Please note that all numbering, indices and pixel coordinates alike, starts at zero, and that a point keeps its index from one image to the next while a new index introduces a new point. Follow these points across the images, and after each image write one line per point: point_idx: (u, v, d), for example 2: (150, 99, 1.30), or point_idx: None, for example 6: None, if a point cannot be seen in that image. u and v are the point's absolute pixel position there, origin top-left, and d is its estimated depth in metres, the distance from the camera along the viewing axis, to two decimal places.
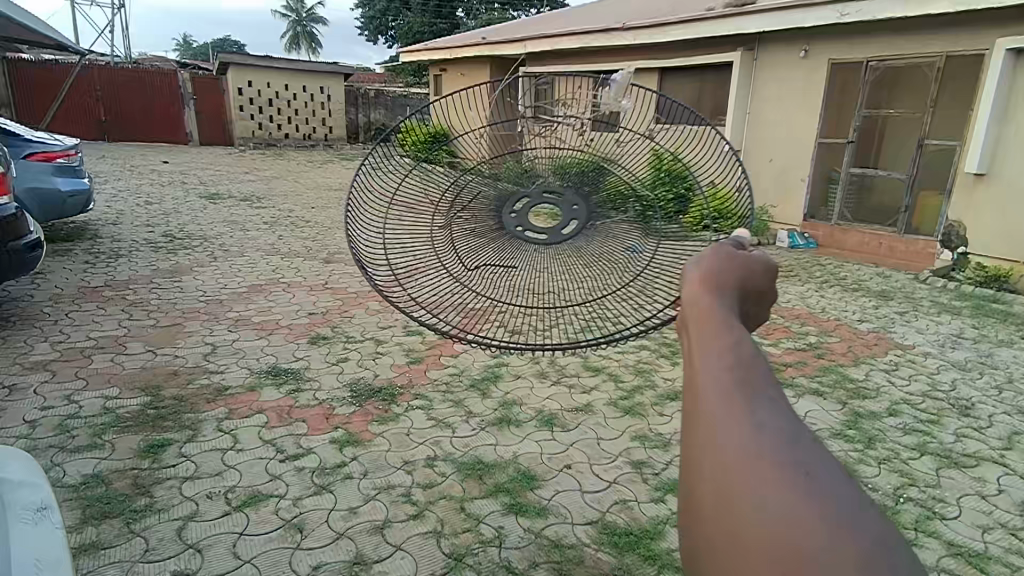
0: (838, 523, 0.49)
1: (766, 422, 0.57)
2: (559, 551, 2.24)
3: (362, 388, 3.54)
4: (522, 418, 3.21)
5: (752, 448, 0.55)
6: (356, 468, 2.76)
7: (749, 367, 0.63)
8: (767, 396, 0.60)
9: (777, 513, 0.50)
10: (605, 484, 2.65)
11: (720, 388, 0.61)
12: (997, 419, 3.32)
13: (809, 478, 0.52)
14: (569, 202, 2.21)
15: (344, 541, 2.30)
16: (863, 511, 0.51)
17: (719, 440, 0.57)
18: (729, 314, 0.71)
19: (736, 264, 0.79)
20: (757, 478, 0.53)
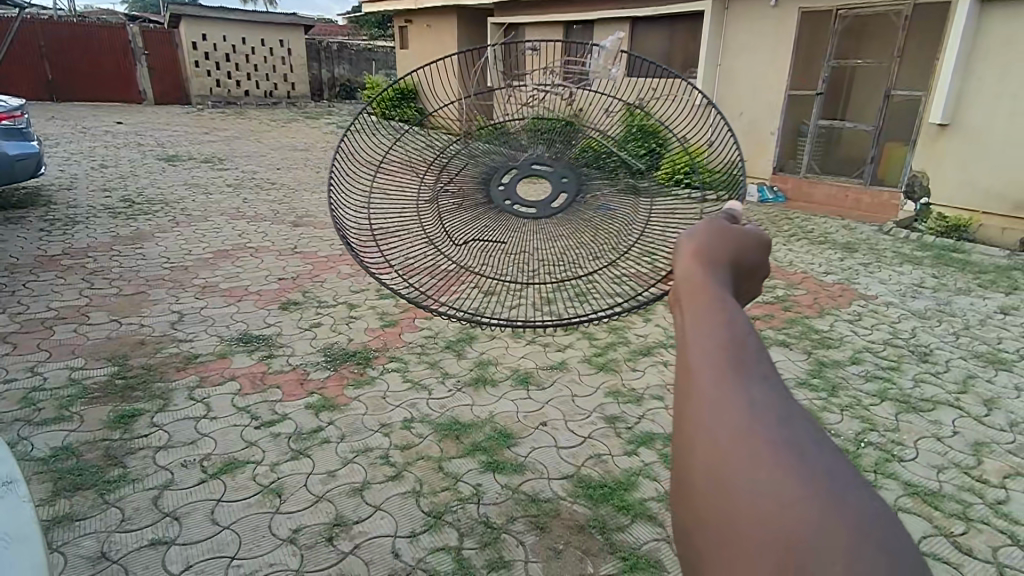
0: (831, 500, 0.47)
1: (758, 399, 0.56)
2: (536, 505, 2.29)
3: (336, 352, 3.53)
4: (498, 377, 3.25)
5: (743, 428, 0.53)
6: (333, 432, 2.76)
7: (744, 344, 0.61)
8: (759, 373, 0.59)
9: (772, 497, 0.48)
10: (579, 439, 2.70)
11: (714, 366, 0.59)
12: (953, 364, 3.47)
13: (801, 458, 0.50)
14: (558, 173, 2.12)
15: (323, 504, 2.32)
16: (857, 491, 0.50)
17: (711, 419, 0.55)
18: (722, 288, 0.69)
19: (731, 241, 0.77)
20: (748, 458, 0.51)
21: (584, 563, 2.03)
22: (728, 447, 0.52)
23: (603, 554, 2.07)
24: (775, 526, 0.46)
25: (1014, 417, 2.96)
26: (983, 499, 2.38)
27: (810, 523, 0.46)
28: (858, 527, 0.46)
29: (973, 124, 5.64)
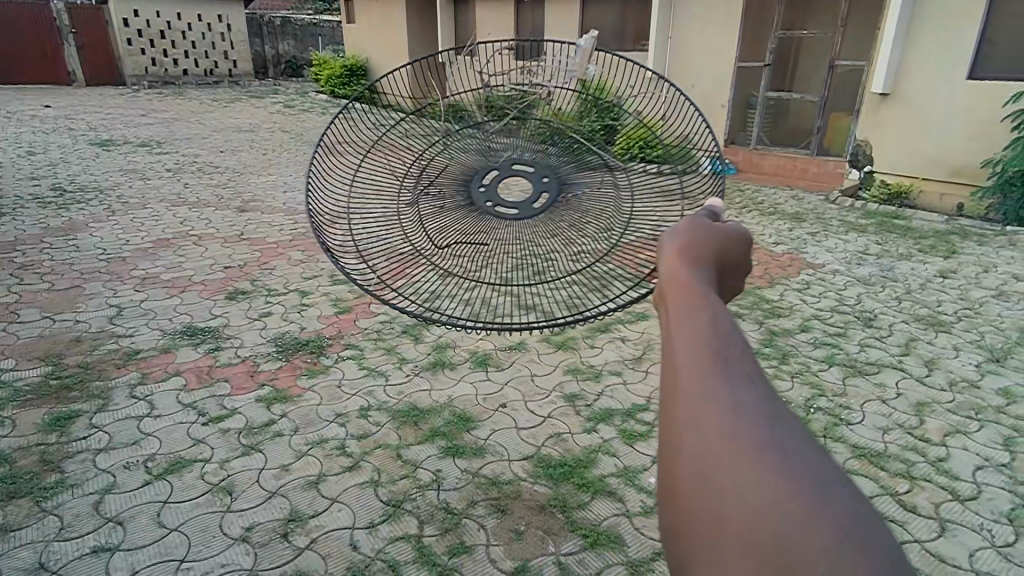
0: (812, 494, 0.44)
1: (742, 392, 0.53)
2: (497, 488, 2.27)
3: (288, 342, 3.42)
4: (456, 360, 3.20)
5: (726, 426, 0.50)
6: (286, 425, 2.69)
7: (728, 339, 0.58)
8: (744, 368, 0.56)
9: (754, 491, 0.45)
10: (539, 419, 2.69)
11: (697, 361, 0.56)
12: (896, 327, 3.59)
13: (787, 454, 0.47)
14: (538, 173, 2.07)
15: (277, 499, 2.25)
16: (839, 483, 0.47)
17: (694, 416, 0.53)
18: (705, 286, 0.66)
19: (712, 239, 0.75)
20: (731, 456, 0.48)
21: (546, 543, 2.03)
22: (710, 443, 0.50)
23: (564, 532, 2.07)
24: (755, 523, 0.44)
25: (953, 376, 3.09)
26: (926, 458, 2.48)
27: (791, 520, 0.43)
28: (843, 520, 0.43)
29: (912, 95, 5.81)
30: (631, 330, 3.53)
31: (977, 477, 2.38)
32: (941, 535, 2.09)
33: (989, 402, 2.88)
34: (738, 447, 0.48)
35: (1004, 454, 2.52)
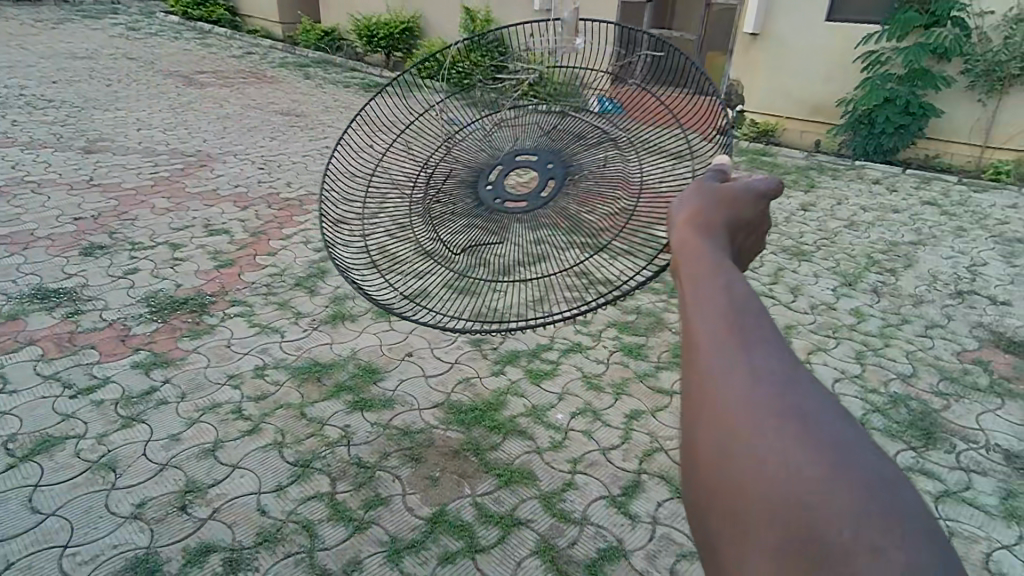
0: (832, 463, 0.45)
1: (762, 357, 0.53)
2: (409, 438, 2.27)
3: (162, 301, 3.12)
4: (356, 312, 3.09)
5: (747, 394, 0.50)
6: (170, 392, 2.49)
7: (746, 306, 0.58)
8: (763, 333, 0.56)
9: (773, 458, 0.46)
10: (447, 366, 2.69)
11: (717, 328, 0.56)
12: (768, 259, 3.92)
13: (807, 423, 0.48)
14: (541, 159, 1.85)
15: (170, 471, 2.10)
16: (861, 448, 0.47)
17: (713, 382, 0.53)
18: (717, 254, 0.66)
19: (724, 206, 0.75)
20: (749, 424, 0.49)
21: (462, 486, 2.07)
22: (729, 411, 0.50)
23: (478, 474, 2.12)
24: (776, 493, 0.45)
25: (814, 301, 3.44)
26: None
27: (813, 489, 0.44)
28: (864, 487, 0.43)
29: (782, 37, 6.14)
30: None
31: (835, 389, 2.71)
32: None
33: (844, 322, 3.25)
34: (757, 415, 0.49)
35: (857, 367, 2.88)
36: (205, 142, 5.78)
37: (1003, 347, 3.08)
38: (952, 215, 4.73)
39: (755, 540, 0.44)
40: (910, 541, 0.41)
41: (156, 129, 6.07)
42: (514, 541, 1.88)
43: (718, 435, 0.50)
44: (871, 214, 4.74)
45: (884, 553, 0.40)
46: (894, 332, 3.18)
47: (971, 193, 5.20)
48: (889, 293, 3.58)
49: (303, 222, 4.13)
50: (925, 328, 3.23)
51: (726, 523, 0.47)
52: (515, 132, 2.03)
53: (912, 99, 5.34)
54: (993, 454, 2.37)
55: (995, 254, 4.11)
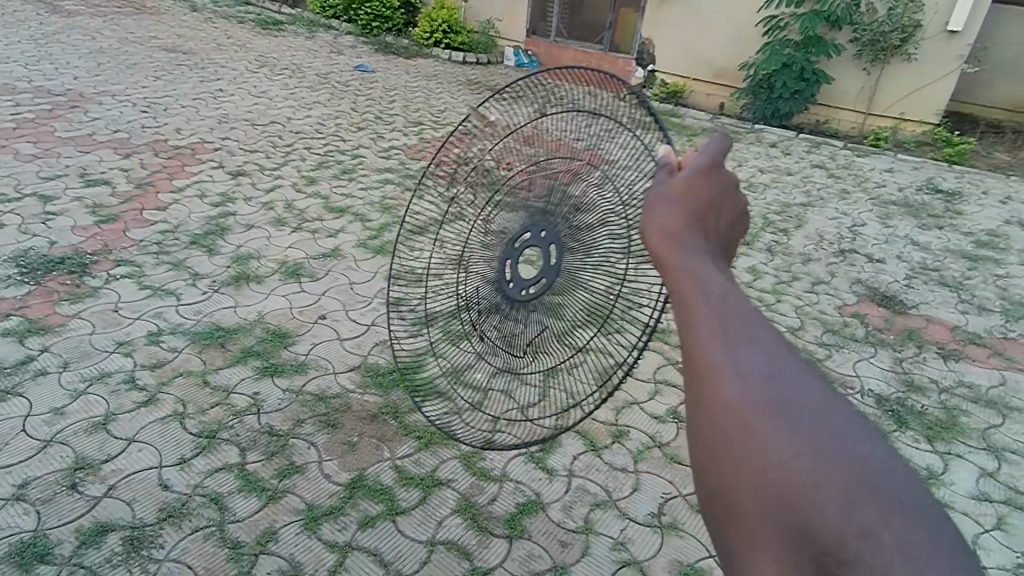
0: (821, 453, 0.48)
1: (747, 353, 0.54)
2: (324, 403, 2.20)
3: (34, 261, 2.81)
4: (263, 272, 2.91)
5: (736, 395, 0.52)
6: (50, 361, 2.27)
7: (726, 303, 0.59)
8: (748, 327, 0.57)
9: (764, 457, 0.49)
10: (364, 328, 2.62)
11: (704, 333, 0.57)
12: None
13: (793, 419, 0.50)
14: (532, 239, 1.81)
15: (55, 447, 1.93)
16: (850, 431, 0.50)
17: (704, 387, 0.55)
18: (695, 255, 0.65)
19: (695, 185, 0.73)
20: (743, 429, 0.51)
21: (381, 450, 2.05)
22: (722, 416, 0.53)
23: (397, 438, 2.10)
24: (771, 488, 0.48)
25: None
26: None
27: (803, 482, 0.47)
28: (854, 472, 0.46)
29: None
30: None
31: None
32: None
33: (742, 280, 3.46)
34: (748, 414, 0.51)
35: None
36: (76, 80, 5.14)
37: (877, 301, 3.41)
38: (839, 178, 5.10)
39: (761, 534, 0.48)
40: (898, 517, 0.44)
41: (15, 63, 5.33)
42: (435, 501, 1.89)
43: (715, 438, 0.53)
44: (768, 176, 5.01)
45: (876, 536, 0.43)
46: (786, 289, 3.42)
47: (855, 157, 5.61)
48: (782, 251, 3.83)
49: (196, 174, 3.81)
50: (813, 285, 3.49)
51: (732, 520, 0.51)
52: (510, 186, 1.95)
53: (806, 65, 5.64)
54: (867, 399, 2.64)
55: (873, 215, 4.49)
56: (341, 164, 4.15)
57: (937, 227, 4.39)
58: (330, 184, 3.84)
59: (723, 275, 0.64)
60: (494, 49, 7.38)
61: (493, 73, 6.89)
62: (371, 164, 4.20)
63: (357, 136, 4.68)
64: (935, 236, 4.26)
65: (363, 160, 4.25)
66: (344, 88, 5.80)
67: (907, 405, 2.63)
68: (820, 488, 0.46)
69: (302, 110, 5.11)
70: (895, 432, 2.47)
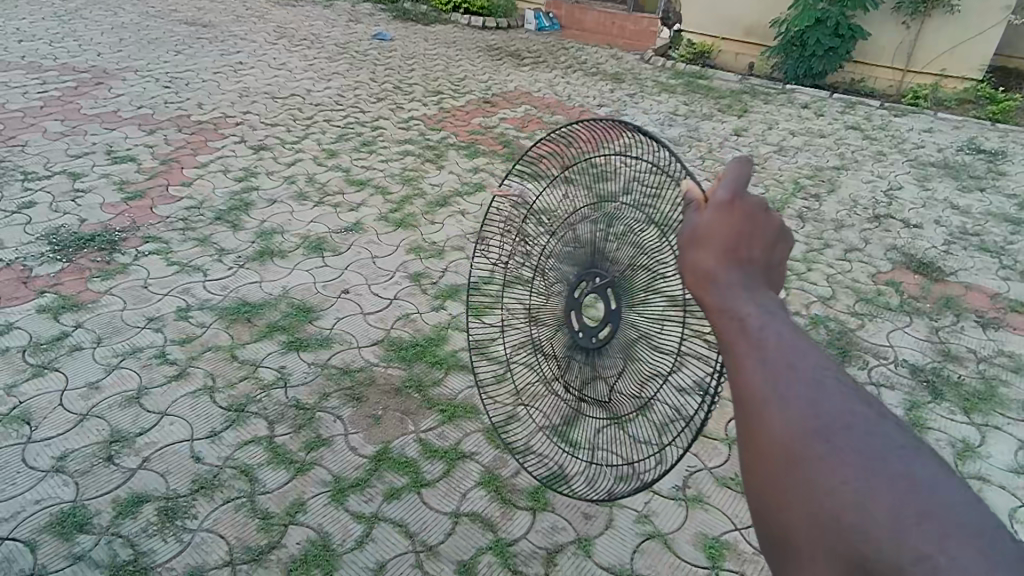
0: (874, 476, 0.46)
1: (791, 378, 0.52)
2: (349, 377, 2.22)
3: (66, 238, 2.87)
4: (286, 247, 2.93)
5: (781, 423, 0.50)
6: (84, 337, 2.33)
7: (769, 329, 0.55)
8: (790, 350, 0.54)
9: (820, 486, 0.47)
10: (386, 302, 2.62)
11: (748, 363, 0.54)
12: None
13: (841, 445, 0.48)
14: (588, 282, 1.59)
15: (91, 421, 1.99)
16: (901, 447, 0.48)
17: (750, 418, 0.53)
18: (736, 286, 0.59)
19: (734, 198, 0.65)
20: (794, 455, 0.49)
21: (406, 423, 2.06)
22: (768, 445, 0.51)
23: (421, 411, 2.11)
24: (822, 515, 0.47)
25: None
26: None
27: (855, 507, 0.45)
28: (905, 490, 0.45)
29: None
30: (469, 203, 3.41)
31: None
32: None
33: None
34: (793, 441, 0.49)
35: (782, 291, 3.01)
36: (98, 56, 5.17)
37: (913, 268, 3.29)
38: (874, 140, 4.90)
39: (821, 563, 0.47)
40: (958, 535, 0.42)
41: (40, 41, 5.38)
42: (459, 474, 1.91)
43: (764, 468, 0.51)
44: (800, 139, 4.83)
45: (933, 557, 0.42)
46: (817, 257, 3.32)
47: (892, 116, 5.37)
48: (814, 218, 3.71)
49: (219, 148, 3.82)
50: (845, 252, 3.38)
51: (787, 550, 0.50)
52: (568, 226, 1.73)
53: (841, 20, 5.40)
54: (901, 369, 2.57)
55: (910, 178, 4.31)
56: (361, 136, 4.12)
57: (978, 190, 4.20)
58: (350, 157, 3.82)
59: (767, 295, 0.60)
60: (513, 12, 7.21)
61: (513, 38, 6.74)
62: (391, 136, 4.15)
63: (376, 107, 4.63)
64: (975, 199, 4.09)
65: (383, 131, 4.21)
66: (362, 58, 5.72)
67: (943, 375, 2.55)
68: (873, 512, 0.45)
69: (321, 82, 5.07)
70: (930, 403, 2.41)
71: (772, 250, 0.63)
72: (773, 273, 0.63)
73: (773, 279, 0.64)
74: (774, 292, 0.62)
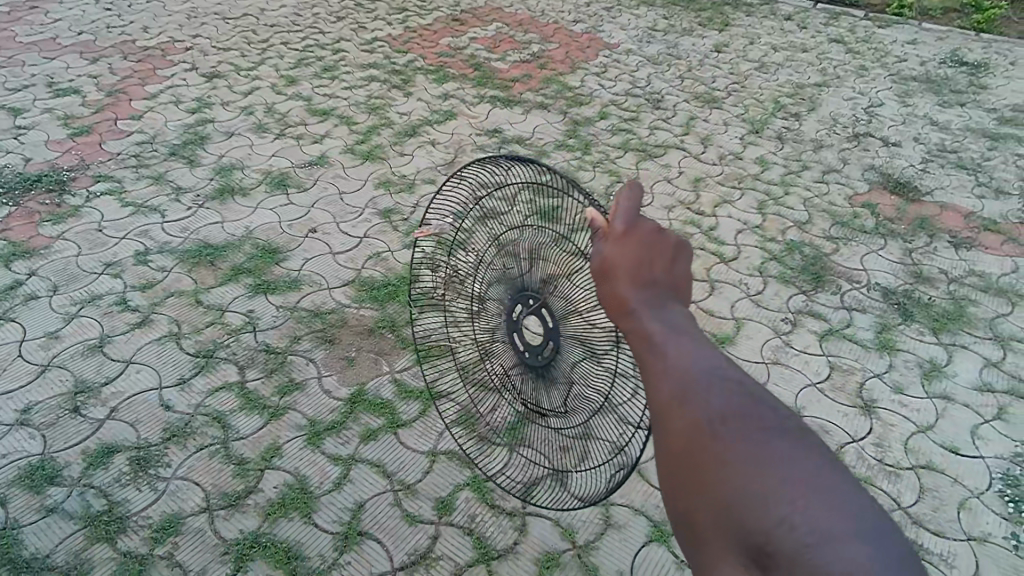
0: (757, 451, 0.54)
1: (694, 375, 0.61)
2: (320, 319, 2.17)
3: (10, 179, 2.69)
4: (247, 185, 2.79)
5: (682, 418, 0.58)
6: (38, 285, 2.23)
7: (674, 339, 0.64)
8: (692, 356, 0.63)
9: (714, 464, 0.55)
10: (355, 241, 2.53)
11: (657, 373, 0.63)
12: (680, 108, 3.78)
13: (733, 429, 0.56)
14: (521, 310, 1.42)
15: (53, 371, 1.93)
16: (781, 428, 0.56)
17: (658, 419, 0.61)
18: (643, 310, 0.67)
19: (628, 227, 0.73)
20: (695, 439, 0.57)
21: (380, 364, 2.04)
22: (671, 439, 0.58)
23: (395, 351, 2.08)
24: (710, 494, 0.54)
25: (723, 151, 3.43)
26: (701, 228, 2.85)
27: (742, 477, 0.53)
28: (781, 460, 0.53)
29: None
30: (439, 133, 3.26)
31: (737, 240, 2.80)
32: (710, 295, 2.50)
33: (749, 172, 3.29)
34: (689, 431, 0.57)
35: (758, 217, 2.96)
36: None
37: (890, 189, 3.26)
38: (857, 53, 4.74)
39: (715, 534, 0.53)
40: (816, 495, 0.50)
41: None
42: (436, 413, 1.91)
43: (669, 463, 0.59)
44: (782, 54, 4.65)
45: (790, 516, 0.49)
46: (795, 180, 3.27)
47: (876, 28, 5.17)
48: (793, 139, 3.62)
49: (169, 77, 3.57)
50: (823, 174, 3.33)
51: (689, 533, 0.56)
52: (494, 239, 1.58)
53: None
54: (873, 293, 2.58)
55: (891, 94, 4.21)
56: (322, 61, 3.86)
57: (958, 104, 4.13)
58: (311, 84, 3.60)
59: (671, 312, 0.67)
60: None
61: None
62: (353, 59, 3.91)
63: (337, 28, 4.33)
64: (955, 114, 4.02)
65: (345, 54, 3.96)
66: None
67: (914, 297, 2.57)
68: (748, 485, 0.52)
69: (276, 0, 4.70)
70: (899, 325, 2.44)
71: (670, 271, 0.70)
72: (678, 296, 0.70)
73: (680, 299, 0.70)
74: (680, 308, 0.69)
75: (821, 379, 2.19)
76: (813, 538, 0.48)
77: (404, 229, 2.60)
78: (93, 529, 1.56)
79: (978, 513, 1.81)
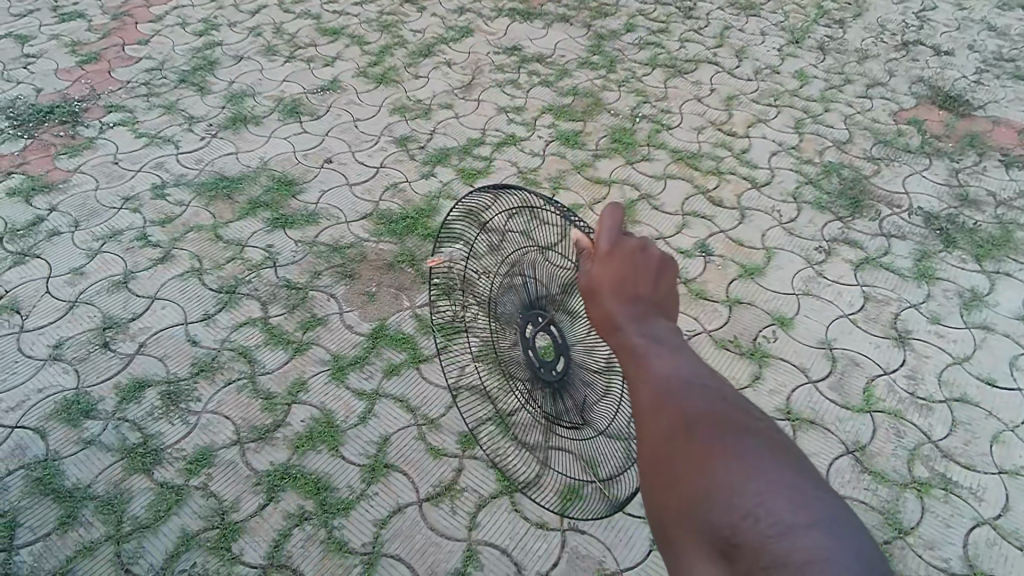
0: (728, 451, 0.54)
1: (674, 383, 0.61)
2: (339, 254, 2.14)
3: (23, 111, 2.64)
4: (259, 113, 2.70)
5: (662, 423, 0.59)
6: (60, 221, 2.22)
7: (657, 346, 0.65)
8: (674, 364, 0.63)
9: (687, 466, 0.55)
10: (372, 171, 2.46)
11: (642, 380, 0.63)
12: (713, 17, 3.51)
13: (706, 430, 0.56)
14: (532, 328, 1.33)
15: (81, 308, 1.96)
16: (757, 432, 0.56)
17: (641, 424, 0.61)
18: (627, 320, 0.68)
19: (613, 245, 0.73)
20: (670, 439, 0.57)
21: (401, 299, 2.02)
22: (651, 445, 0.59)
23: (416, 286, 2.06)
24: (683, 490, 0.54)
25: (759, 65, 3.19)
26: (732, 151, 2.69)
27: (714, 476, 0.53)
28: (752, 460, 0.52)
29: None
30: (455, 52, 3.08)
31: (771, 163, 2.66)
32: (740, 223, 2.39)
33: (787, 87, 3.07)
34: (667, 435, 0.58)
35: (794, 138, 2.79)
36: None
37: (939, 103, 3.02)
38: None
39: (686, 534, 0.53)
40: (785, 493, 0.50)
41: None
42: None
43: (647, 470, 0.59)
44: None
45: (754, 511, 0.49)
46: (836, 95, 3.05)
47: None
48: (836, 49, 3.36)
49: None
50: (867, 88, 3.10)
51: (663, 537, 0.56)
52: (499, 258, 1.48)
53: None
54: (914, 218, 2.45)
55: None
56: None
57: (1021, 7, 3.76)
58: (319, 0, 3.41)
59: (656, 323, 0.68)
60: None
61: None
62: None
63: None
64: (1016, 17, 3.67)
65: None
66: None
67: (958, 222, 2.44)
68: (720, 477, 0.52)
69: None
70: (940, 252, 2.32)
71: (656, 284, 0.70)
72: (663, 308, 0.70)
73: (665, 311, 0.71)
74: (665, 319, 0.69)
75: (855, 311, 2.11)
76: (780, 528, 0.47)
77: (422, 159, 2.51)
78: (131, 461, 1.62)
79: (1011, 447, 1.78)
